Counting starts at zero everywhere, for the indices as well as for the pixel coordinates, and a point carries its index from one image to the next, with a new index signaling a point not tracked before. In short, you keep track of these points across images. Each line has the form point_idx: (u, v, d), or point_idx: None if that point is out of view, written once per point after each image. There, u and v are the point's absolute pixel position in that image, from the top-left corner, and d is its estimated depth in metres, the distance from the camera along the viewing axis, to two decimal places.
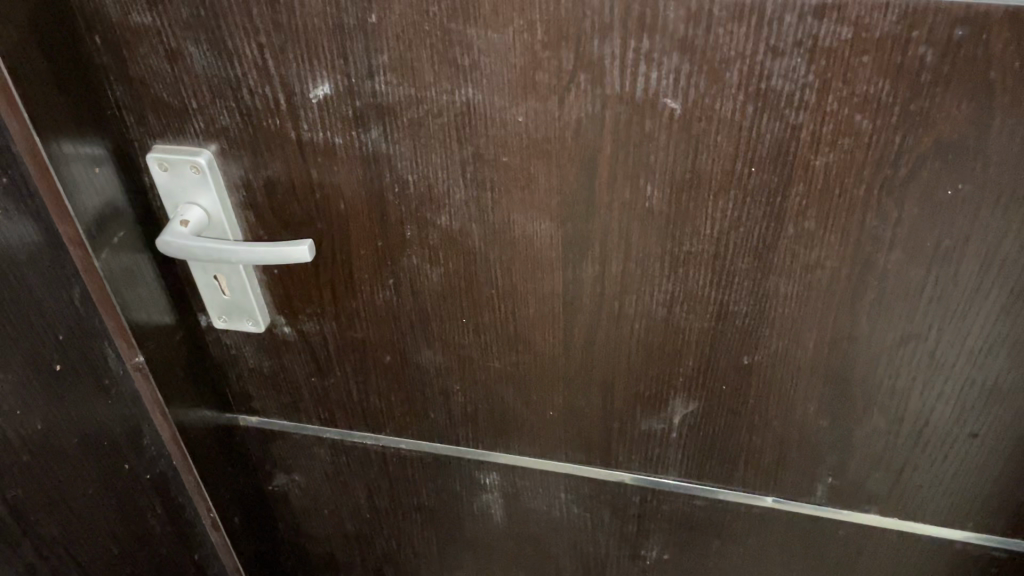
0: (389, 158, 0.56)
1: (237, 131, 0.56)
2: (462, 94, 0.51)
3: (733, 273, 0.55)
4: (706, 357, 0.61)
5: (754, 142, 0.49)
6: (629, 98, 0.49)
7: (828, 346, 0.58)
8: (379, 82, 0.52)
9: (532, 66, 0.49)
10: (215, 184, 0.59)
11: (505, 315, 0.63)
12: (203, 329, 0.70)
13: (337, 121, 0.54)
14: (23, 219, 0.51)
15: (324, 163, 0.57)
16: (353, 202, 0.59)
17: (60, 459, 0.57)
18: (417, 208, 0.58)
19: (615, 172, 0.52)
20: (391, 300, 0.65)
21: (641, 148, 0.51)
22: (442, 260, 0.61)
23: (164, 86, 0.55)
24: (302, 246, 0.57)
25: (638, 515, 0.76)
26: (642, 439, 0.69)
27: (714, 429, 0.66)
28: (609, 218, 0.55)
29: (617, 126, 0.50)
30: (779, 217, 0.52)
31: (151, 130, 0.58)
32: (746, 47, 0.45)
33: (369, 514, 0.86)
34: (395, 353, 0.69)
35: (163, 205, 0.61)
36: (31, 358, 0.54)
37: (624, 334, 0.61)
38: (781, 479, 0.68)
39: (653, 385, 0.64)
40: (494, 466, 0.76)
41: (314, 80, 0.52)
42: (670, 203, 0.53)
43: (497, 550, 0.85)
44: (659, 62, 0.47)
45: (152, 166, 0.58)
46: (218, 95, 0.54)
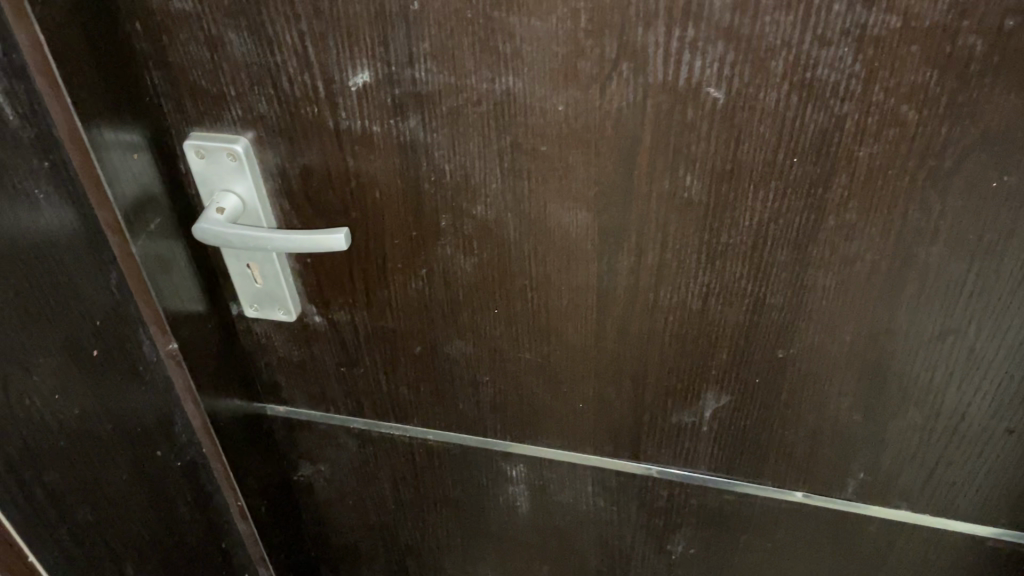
0: (426, 147, 0.55)
1: (275, 118, 0.56)
2: (503, 82, 0.51)
3: (771, 265, 0.55)
4: (740, 351, 0.61)
5: (798, 132, 0.48)
6: (672, 87, 0.48)
7: (865, 339, 0.57)
8: (419, 69, 0.51)
9: (574, 55, 0.48)
10: (251, 173, 0.59)
11: (537, 307, 0.63)
12: (234, 317, 0.70)
13: (376, 109, 0.54)
14: (62, 204, 0.52)
15: (361, 151, 0.57)
16: (388, 191, 0.59)
17: (94, 444, 0.57)
18: (452, 197, 0.58)
19: (655, 162, 0.52)
20: (423, 290, 0.65)
21: (682, 138, 0.50)
22: (476, 250, 0.61)
23: (203, 73, 0.55)
24: (338, 235, 0.58)
25: (665, 509, 0.76)
26: (673, 432, 0.68)
27: (746, 422, 0.66)
28: (647, 209, 0.54)
29: (658, 115, 0.50)
30: (820, 208, 0.51)
31: (189, 117, 0.58)
32: (792, 35, 0.45)
33: (394, 505, 0.86)
34: (425, 344, 0.69)
35: (198, 193, 0.61)
36: (68, 341, 0.54)
37: (657, 326, 0.61)
38: (812, 474, 0.68)
39: (685, 378, 0.64)
40: (521, 458, 0.76)
41: (353, 68, 0.52)
42: (709, 194, 0.53)
43: (522, 543, 0.85)
44: (703, 51, 0.46)
45: (189, 154, 0.59)
46: (256, 82, 0.55)
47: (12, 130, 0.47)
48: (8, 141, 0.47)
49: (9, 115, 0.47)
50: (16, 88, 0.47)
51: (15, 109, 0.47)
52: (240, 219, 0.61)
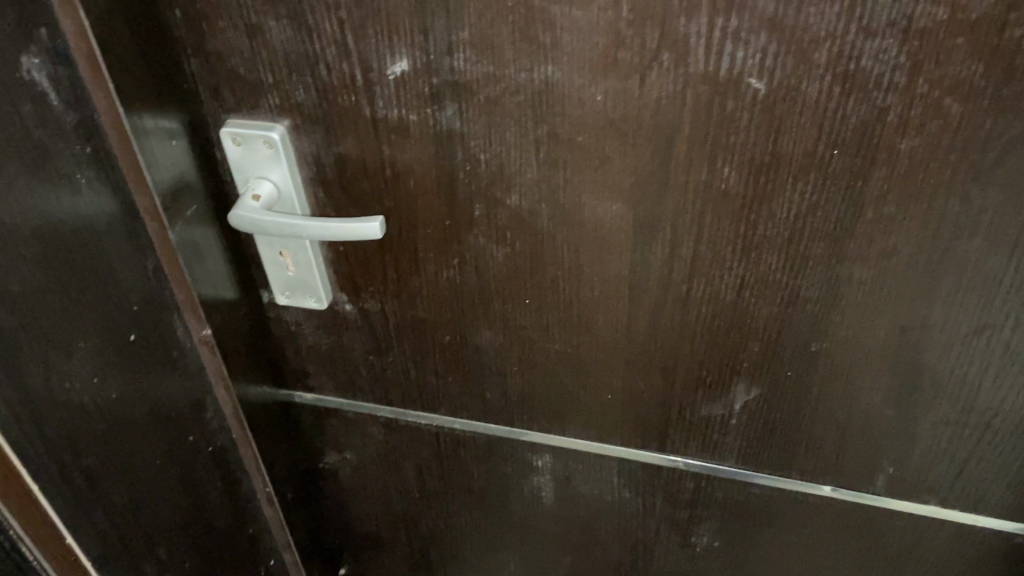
0: (462, 136, 0.55)
1: (312, 106, 0.57)
2: (541, 71, 0.51)
3: (807, 258, 0.55)
4: (772, 343, 0.61)
5: (839, 124, 0.48)
6: (712, 78, 0.48)
7: (899, 333, 0.57)
8: (458, 59, 0.51)
9: (614, 45, 0.48)
10: (287, 160, 0.60)
11: (569, 297, 0.63)
12: (264, 305, 0.71)
13: (413, 98, 0.54)
14: (102, 189, 0.52)
15: (396, 140, 0.57)
16: (422, 180, 0.59)
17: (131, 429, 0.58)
18: (487, 187, 0.58)
19: (693, 153, 0.52)
20: (454, 279, 0.65)
21: (721, 129, 0.50)
22: (508, 240, 0.61)
23: (242, 61, 0.55)
24: (373, 223, 0.58)
25: (690, 501, 0.76)
26: (701, 424, 0.68)
27: (775, 416, 0.66)
28: (683, 200, 0.54)
29: (697, 106, 0.50)
30: (858, 201, 0.51)
31: (226, 105, 0.58)
32: (836, 26, 0.45)
33: (417, 493, 0.87)
34: (455, 333, 0.69)
35: (233, 180, 0.62)
36: (107, 326, 0.54)
37: (689, 319, 0.61)
38: (840, 468, 0.68)
39: (716, 371, 0.64)
40: (547, 448, 0.76)
41: (392, 56, 0.52)
42: (746, 186, 0.52)
43: (545, 533, 0.86)
44: (746, 41, 0.46)
45: (226, 141, 0.59)
46: (294, 70, 0.55)
47: (56, 115, 0.47)
48: (52, 126, 0.47)
49: (54, 100, 0.47)
50: (59, 74, 0.47)
51: (59, 94, 0.47)
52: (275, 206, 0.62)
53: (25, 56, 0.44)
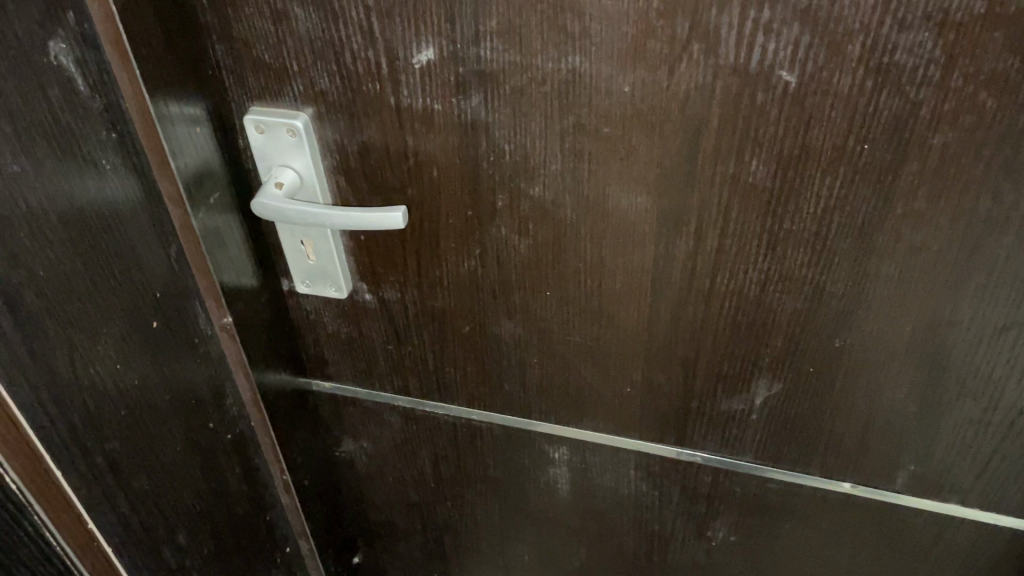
0: (487, 125, 0.55)
1: (336, 94, 0.56)
2: (569, 61, 0.50)
3: (834, 253, 0.54)
4: (796, 339, 0.60)
5: (870, 117, 0.48)
6: (743, 69, 0.48)
7: (925, 330, 0.57)
8: (484, 48, 0.51)
9: (644, 35, 0.48)
10: (310, 148, 0.60)
11: (590, 289, 0.62)
12: (284, 293, 0.71)
13: (438, 87, 0.54)
14: (127, 173, 0.52)
15: (420, 129, 0.57)
16: (446, 170, 0.59)
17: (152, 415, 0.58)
18: (510, 177, 0.58)
19: (721, 145, 0.51)
20: (476, 270, 0.65)
21: (750, 122, 0.50)
22: (531, 231, 0.60)
23: (267, 47, 0.55)
24: (396, 212, 0.57)
25: (707, 496, 0.76)
26: (721, 419, 0.68)
27: (797, 411, 0.65)
28: (709, 193, 0.54)
29: (727, 98, 0.49)
30: (888, 196, 0.51)
31: (250, 92, 0.58)
32: (871, 19, 0.44)
33: (433, 483, 0.87)
34: (475, 324, 0.69)
35: (256, 168, 0.62)
36: (130, 311, 0.54)
37: (711, 312, 0.61)
38: (861, 465, 0.68)
39: (737, 365, 0.64)
40: (565, 441, 0.76)
41: (418, 44, 0.52)
42: (774, 180, 0.52)
43: (560, 525, 0.86)
44: (778, 33, 0.46)
45: (249, 128, 0.59)
46: (320, 58, 0.55)
47: (84, 100, 0.47)
48: (79, 111, 0.47)
49: (81, 85, 0.47)
50: (86, 59, 0.47)
51: (86, 79, 0.47)
52: (297, 194, 0.62)
53: (52, 41, 0.44)
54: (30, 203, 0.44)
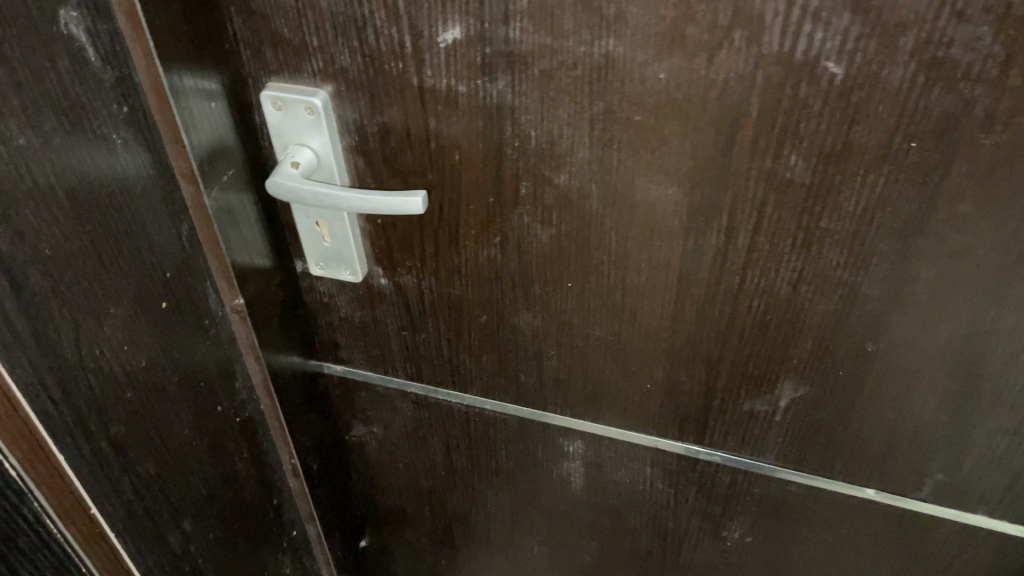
0: (513, 110, 0.53)
1: (357, 73, 0.54)
2: (602, 45, 0.48)
3: (871, 254, 0.52)
4: (825, 341, 0.58)
5: (919, 114, 0.45)
6: (786, 60, 0.45)
7: (963, 338, 0.54)
8: (513, 29, 0.49)
9: (683, 20, 0.45)
10: (328, 128, 0.57)
11: (614, 282, 0.60)
12: (298, 275, 0.69)
13: (464, 68, 0.52)
14: (139, 150, 0.50)
15: (443, 111, 0.55)
16: (468, 155, 0.57)
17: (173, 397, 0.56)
18: (535, 165, 0.55)
19: (758, 139, 0.49)
20: (495, 258, 0.63)
21: (791, 115, 0.47)
22: (555, 221, 0.58)
23: (286, 22, 0.53)
24: (415, 198, 0.55)
25: (724, 496, 0.74)
26: (743, 419, 0.66)
27: (822, 415, 0.63)
28: (743, 188, 0.52)
29: (768, 89, 0.47)
30: (932, 198, 0.48)
31: (268, 67, 0.56)
32: (927, 10, 0.41)
33: (444, 471, 0.85)
34: (492, 313, 0.67)
35: (272, 146, 0.60)
36: (138, 292, 0.52)
37: (738, 311, 0.59)
38: (885, 472, 0.65)
39: (763, 366, 0.61)
40: (580, 434, 0.74)
41: (444, 23, 0.50)
42: (812, 176, 0.50)
43: (571, 518, 0.84)
44: (826, 22, 0.43)
45: (266, 105, 0.57)
46: (341, 34, 0.52)
47: (95, 73, 0.45)
48: (91, 84, 0.45)
49: (93, 57, 0.45)
50: (99, 29, 0.45)
51: (98, 50, 0.45)
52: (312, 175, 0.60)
53: (64, 9, 0.42)
54: (37, 178, 0.43)
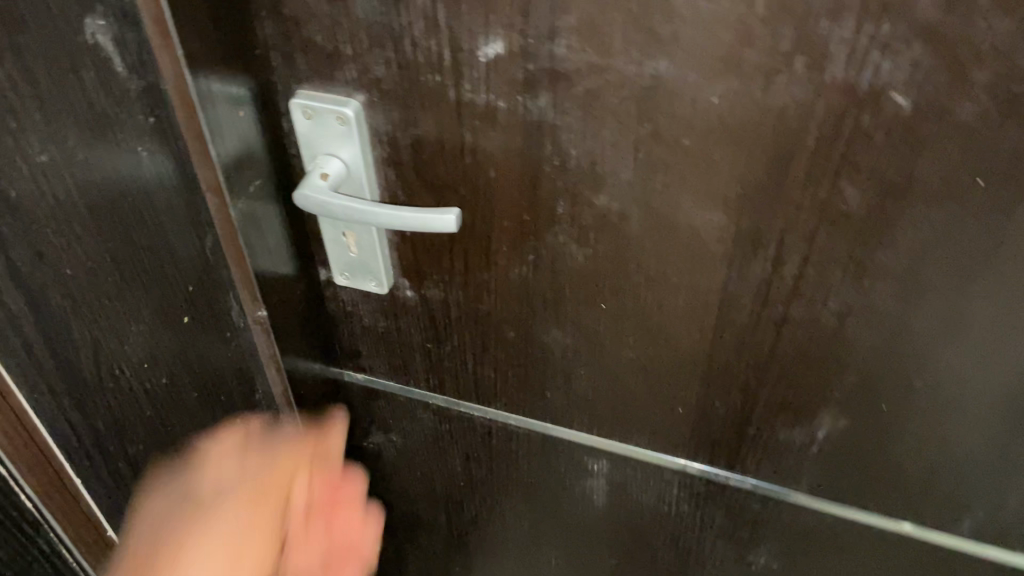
0: (554, 128, 0.50)
1: (392, 83, 0.52)
2: (652, 66, 0.45)
3: (926, 290, 0.50)
4: (870, 375, 0.56)
5: (988, 150, 0.43)
6: (849, 89, 0.43)
7: (1017, 378, 0.52)
8: (560, 45, 0.46)
9: (741, 44, 0.43)
10: (359, 138, 0.55)
11: (650, 305, 0.58)
12: (321, 284, 0.67)
13: (504, 83, 0.49)
14: (166, 161, 0.48)
15: (481, 126, 0.52)
16: (504, 171, 0.54)
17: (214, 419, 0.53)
18: (574, 184, 0.53)
19: (813, 168, 0.46)
20: (527, 276, 0.60)
21: (850, 145, 0.45)
22: (591, 242, 0.56)
23: (320, 29, 0.51)
24: (449, 215, 0.53)
25: (752, 521, 0.72)
26: (777, 447, 0.64)
27: (860, 448, 0.61)
28: (793, 217, 0.49)
29: (827, 118, 0.44)
30: (996, 236, 0.46)
31: (298, 74, 0.54)
32: (1006, 44, 0.39)
33: (462, 482, 0.83)
34: (521, 330, 0.65)
35: (300, 154, 0.58)
36: None
37: (780, 340, 0.56)
38: (922, 507, 0.63)
39: (801, 396, 0.59)
40: (606, 453, 0.72)
41: (486, 37, 0.47)
42: (869, 209, 0.47)
43: (592, 534, 0.82)
44: (896, 52, 0.40)
45: (295, 113, 0.55)
46: (377, 44, 0.50)
47: (122, 84, 0.43)
48: None
49: (120, 67, 0.43)
50: (126, 37, 0.43)
51: (124, 60, 0.43)
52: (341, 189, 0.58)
53: None
54: None
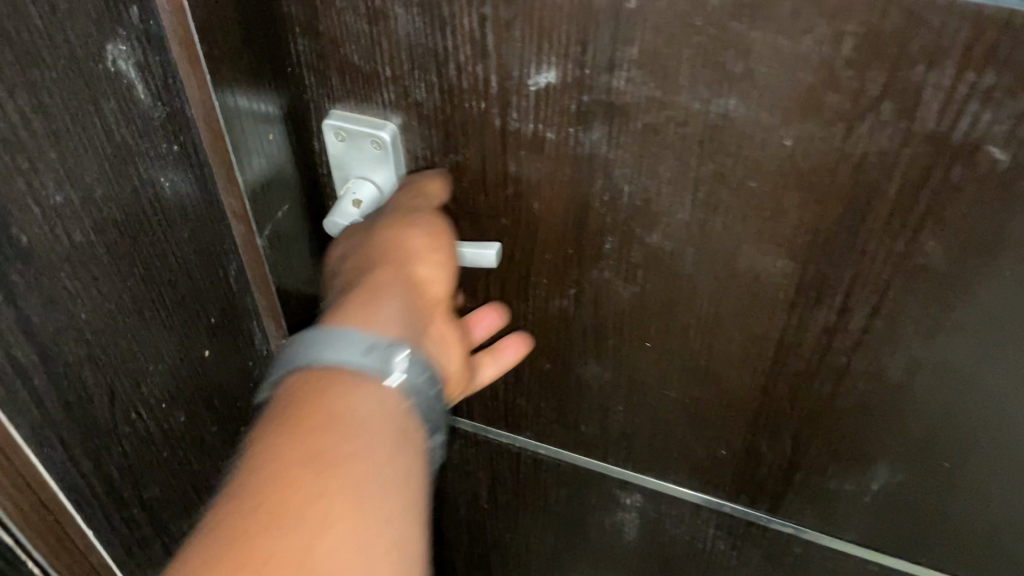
0: (606, 162, 0.47)
1: (433, 108, 0.48)
2: (720, 104, 0.41)
3: (1007, 352, 0.46)
4: (934, 433, 0.52)
5: None
6: (941, 139, 0.39)
7: None
8: (618, 77, 0.42)
9: (823, 86, 0.39)
10: (395, 163, 0.52)
11: (699, 347, 0.54)
12: None
13: (555, 113, 0.46)
14: (189, 189, 0.45)
15: (526, 157, 0.49)
16: (549, 203, 0.51)
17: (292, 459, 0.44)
18: (625, 221, 0.49)
19: (892, 219, 0.42)
20: (567, 310, 0.57)
21: (936, 198, 0.41)
22: (639, 280, 0.52)
23: (357, 48, 0.47)
24: (487, 253, 0.52)
25: (792, 564, 0.68)
26: (825, 496, 0.60)
27: (917, 503, 0.57)
28: (865, 268, 0.45)
29: (913, 169, 0.40)
30: None
31: (332, 94, 0.50)
32: None
33: (487, 505, 0.80)
34: (557, 363, 0.61)
35: (331, 175, 0.54)
36: (183, 345, 0.47)
37: (838, 391, 0.52)
38: (980, 565, 0.60)
39: (857, 448, 0.55)
40: (640, 488, 0.69)
41: (537, 64, 0.44)
42: (951, 265, 0.43)
43: (620, 564, 0.79)
44: (998, 103, 0.36)
45: (328, 133, 0.51)
46: (419, 66, 0.46)
47: (143, 113, 0.40)
48: (138, 125, 0.40)
49: (144, 95, 0.40)
50: (149, 61, 0.39)
51: (148, 87, 0.40)
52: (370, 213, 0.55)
53: (111, 44, 0.37)
54: (74, 236, 0.37)
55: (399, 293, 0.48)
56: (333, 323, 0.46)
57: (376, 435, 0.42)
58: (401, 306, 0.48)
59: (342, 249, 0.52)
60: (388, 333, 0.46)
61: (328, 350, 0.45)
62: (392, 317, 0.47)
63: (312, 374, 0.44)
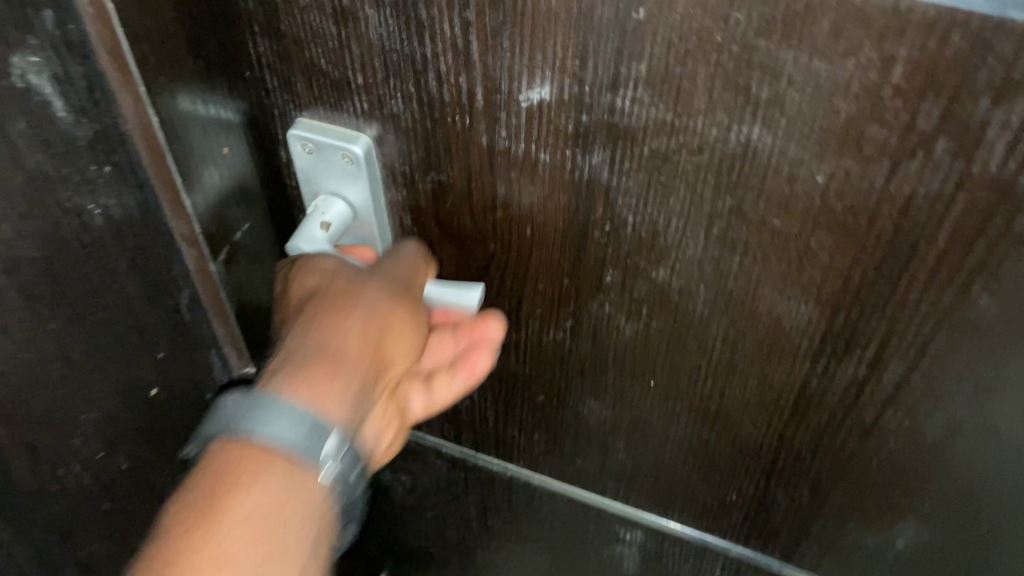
0: (608, 189, 0.41)
1: (412, 121, 0.42)
2: (741, 132, 0.35)
3: None
4: (973, 496, 0.46)
5: None
6: (1006, 185, 0.32)
7: None
8: (623, 96, 0.36)
9: (865, 117, 0.32)
10: (369, 179, 0.46)
11: (709, 390, 0.49)
12: None
13: (549, 133, 0.39)
14: (129, 214, 0.39)
15: (517, 179, 0.43)
16: (543, 230, 0.45)
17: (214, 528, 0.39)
18: (628, 253, 0.43)
19: (940, 270, 0.36)
20: (563, 342, 0.51)
21: (994, 250, 0.35)
22: (644, 316, 0.46)
23: (325, 51, 0.41)
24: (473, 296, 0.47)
25: None
26: (844, 548, 0.55)
27: (947, 564, 0.51)
28: (904, 320, 0.39)
29: (969, 216, 0.34)
30: None
31: (299, 101, 0.44)
32: None
33: (478, 528, 0.75)
34: (552, 394, 0.56)
35: (298, 189, 0.48)
36: (123, 389, 0.41)
37: (865, 445, 0.47)
38: None
39: (882, 504, 0.50)
40: (641, 524, 0.64)
41: (529, 78, 0.37)
42: (1005, 324, 0.37)
43: None
44: None
45: (294, 145, 0.45)
46: (395, 74, 0.40)
47: (63, 134, 0.33)
48: (57, 149, 0.33)
49: (61, 113, 0.33)
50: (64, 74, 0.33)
51: (69, 104, 0.33)
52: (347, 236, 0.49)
53: (18, 55, 0.31)
54: None
55: (360, 373, 0.41)
56: (289, 387, 0.39)
57: (298, 542, 0.37)
58: (360, 388, 0.41)
59: (313, 280, 0.44)
60: (337, 418, 0.39)
61: (268, 420, 0.38)
62: (348, 401, 0.40)
63: (246, 451, 0.37)
